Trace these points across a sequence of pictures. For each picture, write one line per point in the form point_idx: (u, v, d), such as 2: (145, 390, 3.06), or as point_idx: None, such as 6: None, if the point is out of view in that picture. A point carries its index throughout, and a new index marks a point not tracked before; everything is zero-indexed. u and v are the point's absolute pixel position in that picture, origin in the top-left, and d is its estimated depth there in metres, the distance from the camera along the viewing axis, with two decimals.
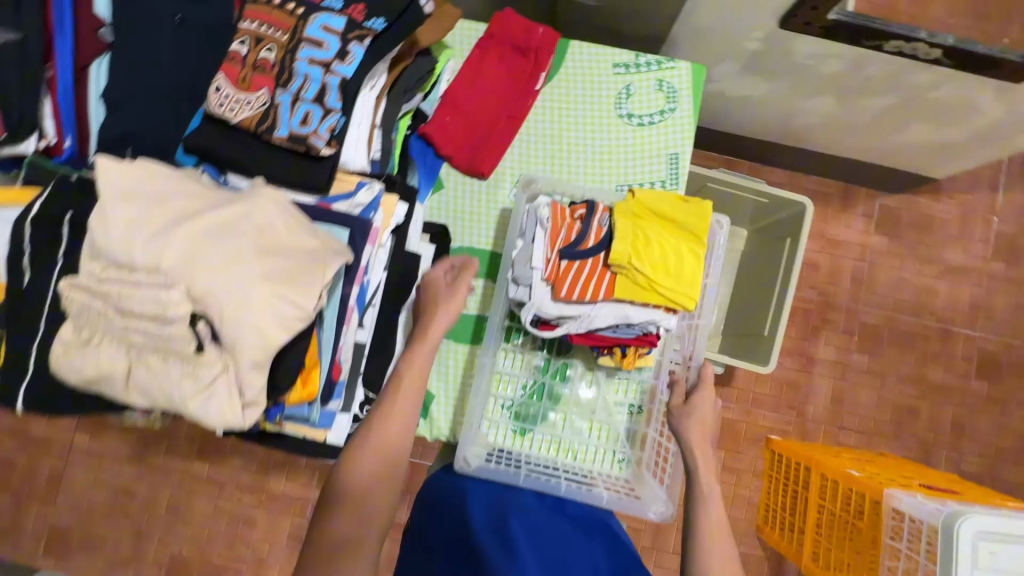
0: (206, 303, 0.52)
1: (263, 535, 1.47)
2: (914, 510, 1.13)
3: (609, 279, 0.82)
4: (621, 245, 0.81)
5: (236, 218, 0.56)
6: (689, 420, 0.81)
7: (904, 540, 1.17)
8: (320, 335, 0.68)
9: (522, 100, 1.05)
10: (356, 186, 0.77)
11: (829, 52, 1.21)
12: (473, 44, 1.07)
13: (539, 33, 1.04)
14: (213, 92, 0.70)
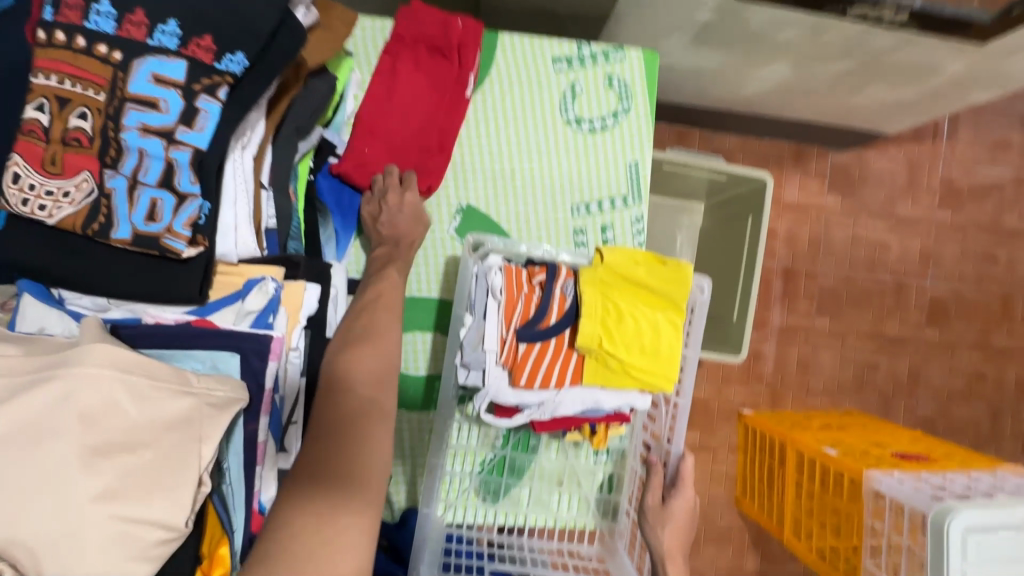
0: (17, 561, 0.35)
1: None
2: (895, 492, 1.11)
3: (578, 359, 0.72)
4: (589, 325, 0.70)
5: (48, 408, 0.38)
6: (665, 530, 0.75)
7: (888, 521, 1.14)
8: (224, 501, 0.52)
9: (453, 112, 0.85)
10: (245, 286, 0.57)
11: (787, 20, 1.08)
12: (380, 47, 0.86)
13: (459, 29, 0.84)
14: (11, 185, 0.50)
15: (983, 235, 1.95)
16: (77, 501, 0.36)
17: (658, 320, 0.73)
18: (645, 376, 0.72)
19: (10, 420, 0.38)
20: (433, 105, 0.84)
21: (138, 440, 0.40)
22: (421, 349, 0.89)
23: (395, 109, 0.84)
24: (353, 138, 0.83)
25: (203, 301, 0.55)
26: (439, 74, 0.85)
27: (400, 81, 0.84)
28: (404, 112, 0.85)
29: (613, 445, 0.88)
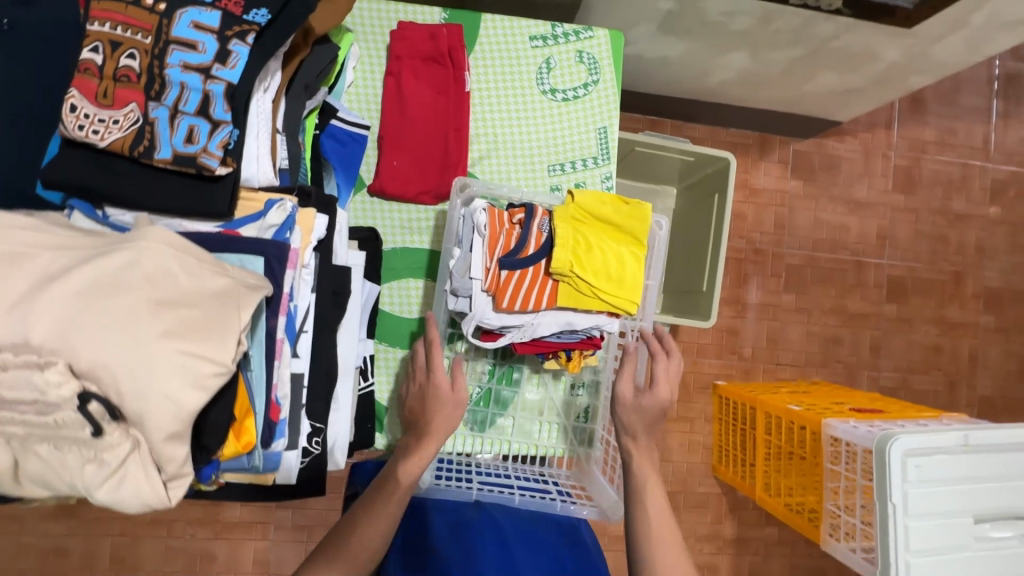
0: (99, 377, 0.44)
1: (226, 567, 1.43)
2: (850, 435, 1.20)
3: (553, 285, 0.84)
4: (562, 252, 0.82)
5: (118, 267, 0.48)
6: (639, 423, 0.84)
7: (844, 463, 1.25)
8: (248, 376, 0.61)
9: (459, 109, 0.97)
10: (266, 206, 0.66)
11: (739, 8, 1.22)
12: (382, 67, 0.98)
13: (444, 35, 0.96)
14: (68, 113, 0.59)
15: (934, 218, 2.10)
16: (147, 335, 0.46)
17: (622, 250, 0.85)
18: (612, 297, 0.84)
19: (88, 276, 0.47)
20: (443, 108, 0.97)
21: (190, 300, 0.49)
22: (413, 293, 0.99)
23: (413, 121, 0.97)
24: (383, 153, 0.96)
25: (230, 217, 0.65)
26: (438, 81, 0.97)
27: (409, 94, 0.97)
28: (416, 119, 0.97)
29: (589, 378, 0.99)
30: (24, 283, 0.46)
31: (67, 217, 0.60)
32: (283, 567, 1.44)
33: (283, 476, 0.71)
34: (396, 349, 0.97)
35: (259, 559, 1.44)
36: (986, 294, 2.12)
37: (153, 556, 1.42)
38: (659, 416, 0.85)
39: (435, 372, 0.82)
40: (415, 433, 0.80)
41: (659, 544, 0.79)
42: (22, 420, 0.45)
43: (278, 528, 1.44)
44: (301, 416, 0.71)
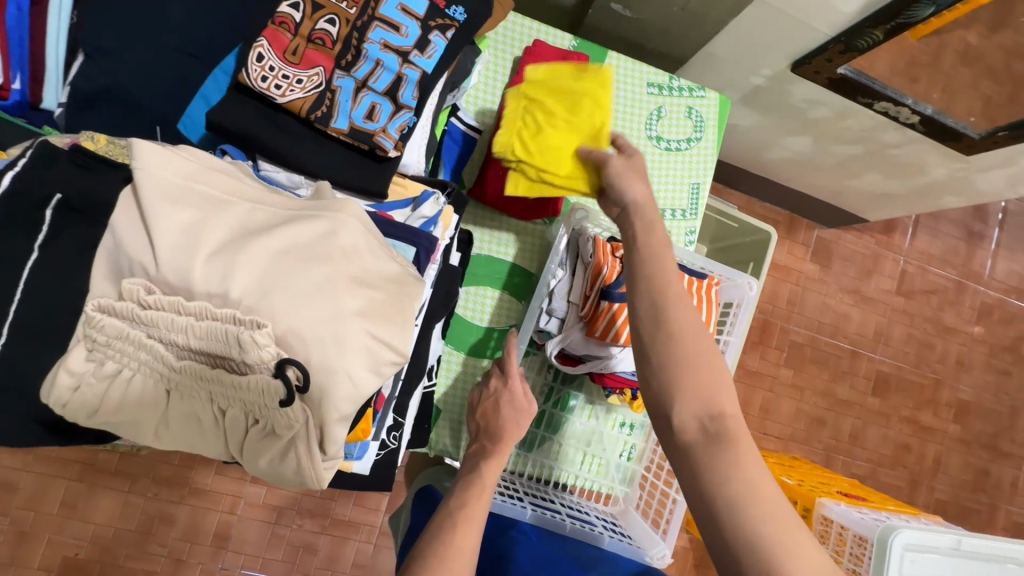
0: (296, 346, 0.43)
1: (183, 536, 1.26)
2: (843, 517, 1.15)
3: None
4: (505, 135, 0.79)
5: (320, 236, 0.47)
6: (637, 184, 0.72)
7: (832, 545, 1.19)
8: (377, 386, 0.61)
9: None
10: (420, 196, 0.66)
11: (822, 99, 1.20)
12: (505, 80, 0.99)
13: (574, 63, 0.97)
14: (254, 62, 0.58)
15: (926, 325, 2.00)
16: (343, 309, 0.44)
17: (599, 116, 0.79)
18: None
19: (290, 238, 0.45)
20: None
21: (375, 282, 0.48)
22: (488, 301, 0.98)
23: None
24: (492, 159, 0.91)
25: (383, 198, 0.64)
26: None
27: None
28: None
29: (638, 420, 1.01)
30: (226, 230, 0.44)
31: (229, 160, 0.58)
32: (243, 546, 1.28)
33: (360, 466, 0.68)
34: (460, 354, 0.97)
35: (222, 534, 1.29)
36: (958, 406, 2.01)
37: (108, 511, 1.24)
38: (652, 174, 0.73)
39: (510, 370, 0.82)
40: (489, 437, 0.79)
41: (670, 300, 0.64)
42: (207, 373, 0.43)
43: (248, 505, 1.29)
44: (391, 409, 0.70)
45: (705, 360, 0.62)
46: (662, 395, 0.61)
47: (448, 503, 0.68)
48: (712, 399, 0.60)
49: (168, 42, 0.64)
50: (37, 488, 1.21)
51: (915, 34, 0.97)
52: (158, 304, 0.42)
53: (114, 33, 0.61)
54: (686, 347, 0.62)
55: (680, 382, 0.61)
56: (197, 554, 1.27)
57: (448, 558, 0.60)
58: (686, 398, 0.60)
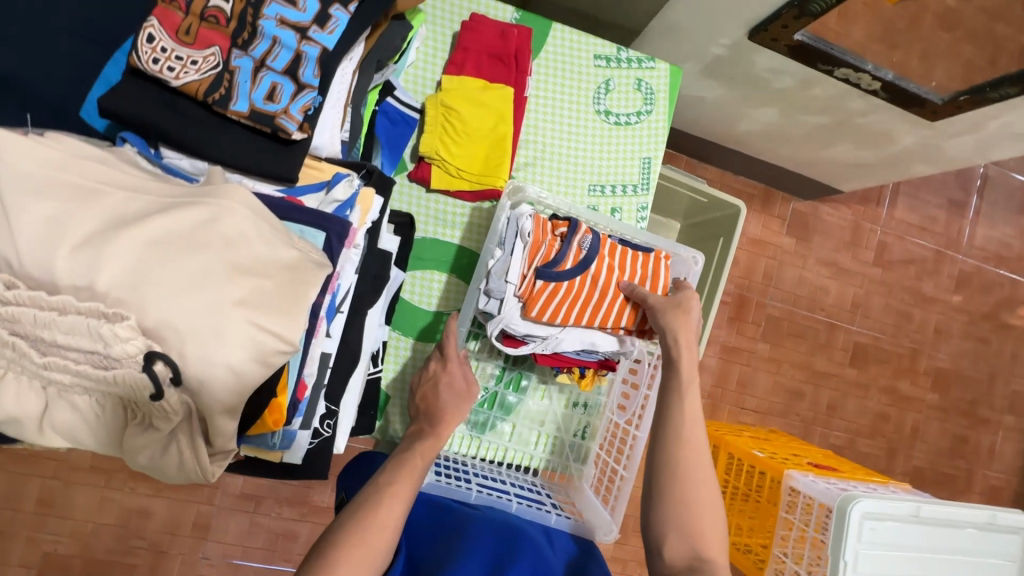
0: (168, 339, 0.41)
1: (163, 527, 1.26)
2: (807, 489, 1.12)
3: (583, 303, 0.84)
4: (429, 137, 0.91)
5: (199, 224, 0.45)
6: (669, 318, 0.79)
7: (798, 514, 1.15)
8: (288, 370, 0.58)
9: (516, 111, 0.94)
10: (332, 178, 0.64)
11: (783, 67, 1.16)
12: (444, 57, 0.96)
13: (514, 36, 0.93)
14: (144, 43, 0.55)
15: (904, 295, 1.99)
16: (221, 299, 0.43)
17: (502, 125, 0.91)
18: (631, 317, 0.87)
19: (166, 227, 0.44)
20: None
21: (263, 270, 0.47)
22: (436, 286, 0.97)
23: None
24: None
25: (293, 183, 0.62)
26: (499, 79, 0.93)
27: (466, 86, 0.92)
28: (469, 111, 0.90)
29: (592, 399, 1.01)
30: (93, 221, 0.43)
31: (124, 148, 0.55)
32: (223, 536, 1.28)
33: (290, 455, 0.68)
34: (408, 339, 0.95)
35: (199, 523, 1.29)
36: (937, 374, 2.02)
37: (86, 504, 1.24)
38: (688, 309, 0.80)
39: (450, 353, 0.82)
40: (429, 420, 0.77)
41: (685, 452, 0.70)
42: (75, 370, 0.42)
43: (223, 495, 1.29)
44: (320, 397, 0.68)
45: (707, 505, 0.68)
46: (660, 522, 0.68)
47: (376, 477, 0.67)
48: (698, 531, 0.67)
49: (60, 24, 0.61)
50: (9, 486, 1.21)
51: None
52: (18, 299, 0.40)
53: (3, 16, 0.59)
54: (694, 489, 0.69)
55: (677, 518, 0.68)
56: (174, 545, 1.27)
57: (369, 530, 0.60)
58: (680, 531, 0.67)
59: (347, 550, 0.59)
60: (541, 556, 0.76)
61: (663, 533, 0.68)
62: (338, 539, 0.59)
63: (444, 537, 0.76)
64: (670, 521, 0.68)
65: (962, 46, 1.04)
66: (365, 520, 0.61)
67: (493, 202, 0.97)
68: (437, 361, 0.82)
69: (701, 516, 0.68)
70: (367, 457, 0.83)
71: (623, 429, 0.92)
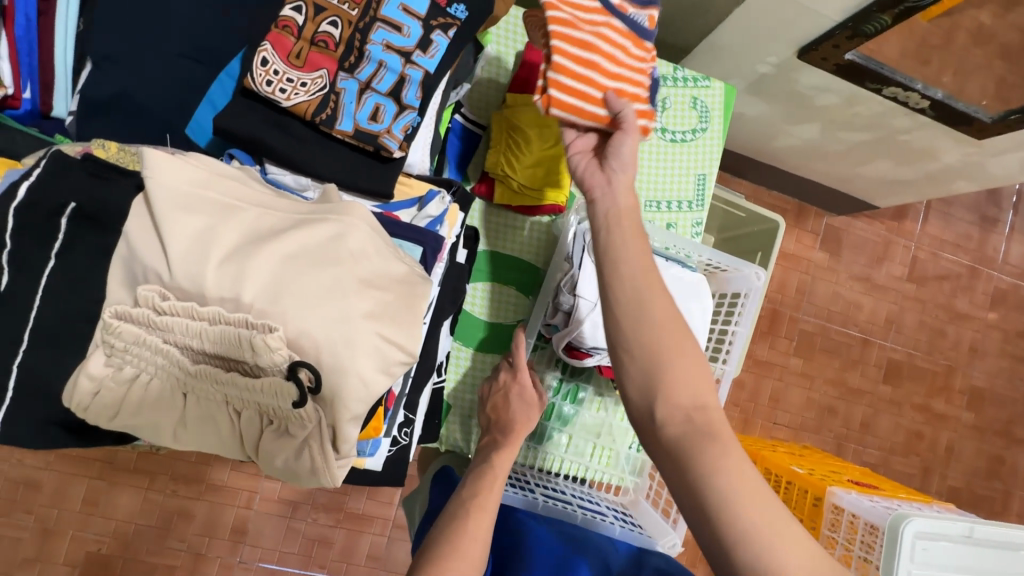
0: (306, 349, 0.44)
1: (202, 530, 1.28)
2: (856, 506, 1.07)
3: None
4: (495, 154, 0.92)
5: (329, 238, 0.47)
6: (626, 176, 0.64)
7: (843, 532, 1.10)
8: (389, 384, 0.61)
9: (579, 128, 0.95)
10: (425, 195, 0.67)
11: (830, 86, 1.16)
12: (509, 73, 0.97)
13: None
14: (259, 66, 0.58)
15: (938, 311, 1.97)
16: (352, 311, 0.45)
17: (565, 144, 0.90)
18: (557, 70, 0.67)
19: (300, 242, 0.46)
20: None
21: (383, 284, 0.49)
22: (496, 296, 0.98)
23: None
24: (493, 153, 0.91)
25: (389, 199, 0.65)
26: None
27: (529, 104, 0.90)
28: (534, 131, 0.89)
29: None
30: (236, 235, 0.45)
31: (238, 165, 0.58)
32: (261, 540, 1.30)
33: (373, 462, 0.69)
34: (469, 349, 0.97)
35: (240, 527, 1.31)
36: (972, 393, 1.98)
37: (129, 506, 1.26)
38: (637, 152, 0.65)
39: (520, 363, 0.83)
40: (501, 430, 0.80)
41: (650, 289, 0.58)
42: (220, 377, 0.44)
43: (265, 499, 1.30)
44: (401, 405, 0.70)
45: (681, 354, 0.57)
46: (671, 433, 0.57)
47: (460, 492, 0.69)
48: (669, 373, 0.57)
49: (174, 47, 0.65)
50: (58, 485, 1.23)
51: (925, 17, 0.97)
52: (173, 310, 0.43)
53: (119, 42, 0.62)
54: (666, 329, 0.58)
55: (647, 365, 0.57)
56: (215, 547, 1.29)
57: (462, 542, 0.61)
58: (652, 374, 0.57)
59: (449, 561, 0.59)
60: (598, 558, 0.78)
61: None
62: (437, 553, 0.60)
63: (515, 549, 0.77)
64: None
65: (997, 63, 1.09)
66: (458, 533, 0.62)
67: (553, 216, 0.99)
68: (507, 372, 0.84)
69: (675, 359, 0.57)
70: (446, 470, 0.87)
71: None
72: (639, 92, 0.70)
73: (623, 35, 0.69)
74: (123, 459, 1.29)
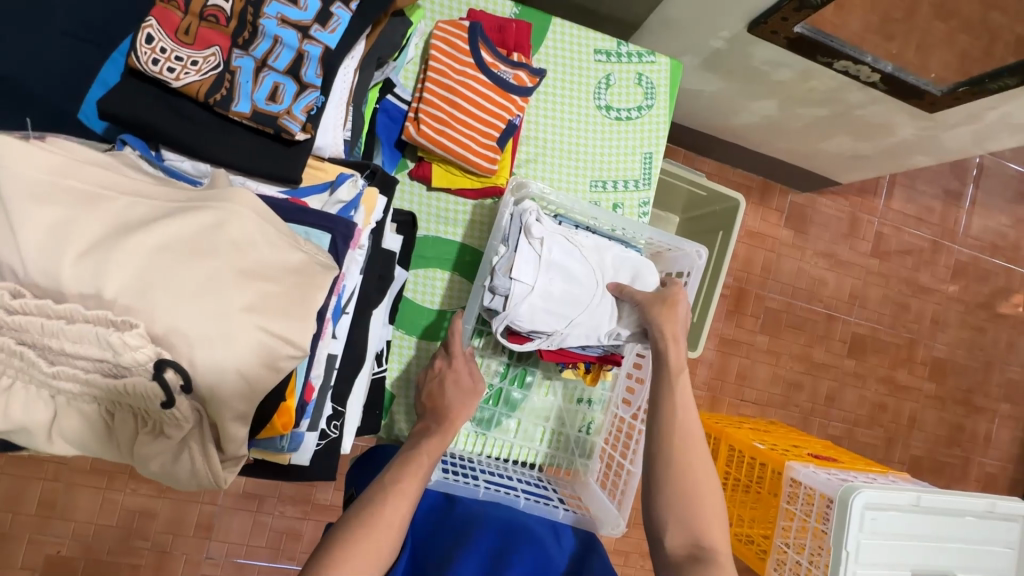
0: (174, 343, 0.41)
1: (165, 527, 1.25)
2: (810, 480, 1.07)
3: (448, 66, 0.89)
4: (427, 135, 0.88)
5: (206, 229, 0.44)
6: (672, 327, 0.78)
7: (799, 504, 1.11)
8: (296, 375, 0.58)
9: (517, 103, 0.91)
10: (337, 179, 0.64)
11: (782, 60, 1.14)
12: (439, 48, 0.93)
13: (512, 30, 0.92)
14: (142, 43, 0.54)
15: (901, 285, 1.99)
16: (229, 305, 0.43)
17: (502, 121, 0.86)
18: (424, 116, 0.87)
19: (173, 231, 0.43)
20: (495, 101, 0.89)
21: (271, 275, 0.46)
22: (438, 284, 0.96)
23: (461, 107, 0.88)
24: (425, 131, 0.86)
25: (297, 184, 0.61)
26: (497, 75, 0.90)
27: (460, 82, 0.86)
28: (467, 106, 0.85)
29: (597, 395, 1.01)
30: (99, 227, 0.42)
31: (124, 150, 0.55)
32: (227, 536, 1.27)
33: (298, 456, 0.68)
34: (412, 338, 0.94)
35: (203, 524, 1.28)
36: (933, 363, 2.03)
37: (87, 506, 1.23)
38: (681, 306, 0.80)
39: (455, 350, 0.82)
40: (435, 418, 0.77)
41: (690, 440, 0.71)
42: (85, 377, 0.42)
43: (226, 494, 1.28)
44: (327, 398, 0.68)
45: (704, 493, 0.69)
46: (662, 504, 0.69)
47: (383, 476, 0.68)
48: (704, 530, 0.67)
49: (55, 25, 0.60)
50: (8, 489, 1.19)
51: None
52: (25, 308, 0.40)
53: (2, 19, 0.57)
54: (705, 498, 0.69)
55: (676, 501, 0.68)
56: (178, 545, 1.26)
57: (374, 529, 0.61)
58: (683, 523, 0.68)
59: (353, 552, 0.58)
60: (542, 553, 0.77)
61: (669, 517, 0.68)
62: (342, 539, 0.60)
63: (447, 539, 0.76)
64: (678, 505, 0.68)
65: (957, 36, 1.07)
66: (371, 519, 0.61)
67: (496, 199, 0.97)
68: (443, 360, 0.82)
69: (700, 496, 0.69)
70: (385, 451, 0.85)
71: (629, 423, 0.92)
72: (494, 134, 0.89)
73: (485, 88, 0.89)
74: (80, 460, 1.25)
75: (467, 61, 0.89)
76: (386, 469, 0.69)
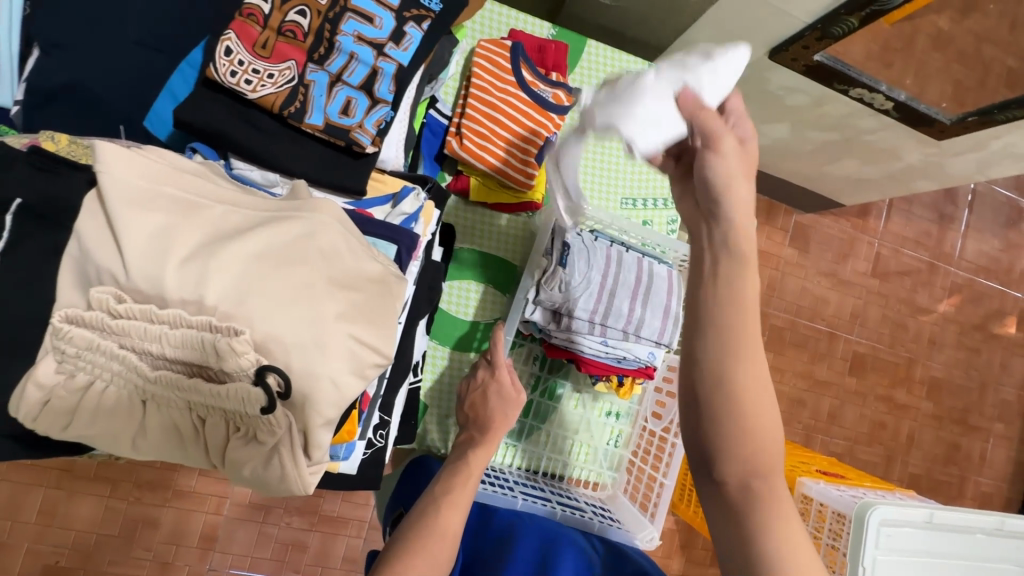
0: (273, 352, 0.42)
1: (167, 539, 1.22)
2: (825, 496, 1.09)
3: (489, 83, 0.91)
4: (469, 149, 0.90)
5: (298, 238, 0.45)
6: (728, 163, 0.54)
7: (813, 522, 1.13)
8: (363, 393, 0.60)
9: (555, 121, 0.94)
10: (399, 192, 0.66)
11: (799, 87, 1.18)
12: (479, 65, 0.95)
13: (552, 50, 0.95)
14: (222, 57, 0.55)
15: (899, 306, 2.04)
16: (323, 313, 0.43)
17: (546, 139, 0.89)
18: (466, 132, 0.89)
19: (268, 240, 0.44)
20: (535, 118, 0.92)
21: (358, 284, 0.47)
22: (472, 296, 0.97)
23: (501, 123, 0.90)
24: (467, 146, 0.88)
25: (362, 195, 0.63)
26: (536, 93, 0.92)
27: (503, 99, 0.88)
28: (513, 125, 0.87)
29: (625, 408, 1.02)
30: (198, 235, 0.43)
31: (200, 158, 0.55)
32: (231, 547, 1.24)
33: (347, 465, 0.69)
34: (445, 348, 0.95)
35: (207, 535, 1.25)
36: (930, 383, 2.07)
37: (88, 515, 1.19)
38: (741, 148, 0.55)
39: (499, 360, 0.82)
40: (478, 427, 0.78)
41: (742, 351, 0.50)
42: (183, 382, 0.43)
43: (233, 504, 1.25)
44: (377, 406, 0.69)
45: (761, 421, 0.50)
46: None
47: (433, 488, 0.69)
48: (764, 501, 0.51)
49: (129, 35, 0.62)
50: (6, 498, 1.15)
51: (888, 19, 0.98)
52: (130, 313, 0.41)
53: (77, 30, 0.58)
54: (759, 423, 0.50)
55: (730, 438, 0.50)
56: (181, 557, 1.23)
57: (432, 540, 0.61)
58: None
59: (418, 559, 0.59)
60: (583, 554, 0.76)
61: None
62: (406, 550, 0.60)
63: (492, 542, 0.77)
64: None
65: (952, 66, 1.12)
66: (427, 527, 0.62)
67: (530, 214, 0.99)
68: (485, 372, 0.83)
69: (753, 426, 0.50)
70: (424, 463, 0.86)
71: (660, 437, 0.94)
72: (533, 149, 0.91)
73: (526, 105, 0.91)
74: (82, 466, 1.21)
75: (509, 79, 0.91)
76: (433, 483, 0.70)
